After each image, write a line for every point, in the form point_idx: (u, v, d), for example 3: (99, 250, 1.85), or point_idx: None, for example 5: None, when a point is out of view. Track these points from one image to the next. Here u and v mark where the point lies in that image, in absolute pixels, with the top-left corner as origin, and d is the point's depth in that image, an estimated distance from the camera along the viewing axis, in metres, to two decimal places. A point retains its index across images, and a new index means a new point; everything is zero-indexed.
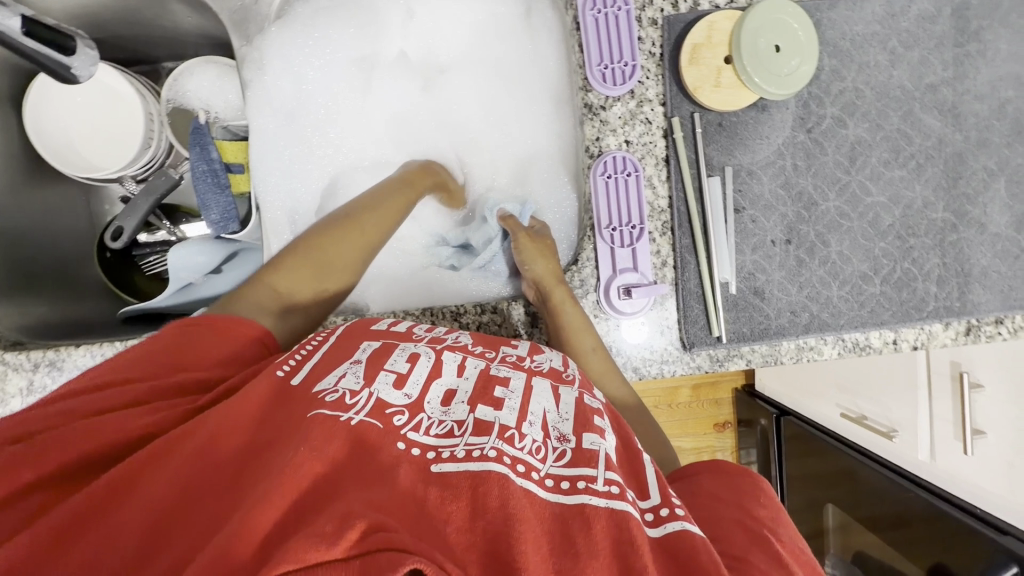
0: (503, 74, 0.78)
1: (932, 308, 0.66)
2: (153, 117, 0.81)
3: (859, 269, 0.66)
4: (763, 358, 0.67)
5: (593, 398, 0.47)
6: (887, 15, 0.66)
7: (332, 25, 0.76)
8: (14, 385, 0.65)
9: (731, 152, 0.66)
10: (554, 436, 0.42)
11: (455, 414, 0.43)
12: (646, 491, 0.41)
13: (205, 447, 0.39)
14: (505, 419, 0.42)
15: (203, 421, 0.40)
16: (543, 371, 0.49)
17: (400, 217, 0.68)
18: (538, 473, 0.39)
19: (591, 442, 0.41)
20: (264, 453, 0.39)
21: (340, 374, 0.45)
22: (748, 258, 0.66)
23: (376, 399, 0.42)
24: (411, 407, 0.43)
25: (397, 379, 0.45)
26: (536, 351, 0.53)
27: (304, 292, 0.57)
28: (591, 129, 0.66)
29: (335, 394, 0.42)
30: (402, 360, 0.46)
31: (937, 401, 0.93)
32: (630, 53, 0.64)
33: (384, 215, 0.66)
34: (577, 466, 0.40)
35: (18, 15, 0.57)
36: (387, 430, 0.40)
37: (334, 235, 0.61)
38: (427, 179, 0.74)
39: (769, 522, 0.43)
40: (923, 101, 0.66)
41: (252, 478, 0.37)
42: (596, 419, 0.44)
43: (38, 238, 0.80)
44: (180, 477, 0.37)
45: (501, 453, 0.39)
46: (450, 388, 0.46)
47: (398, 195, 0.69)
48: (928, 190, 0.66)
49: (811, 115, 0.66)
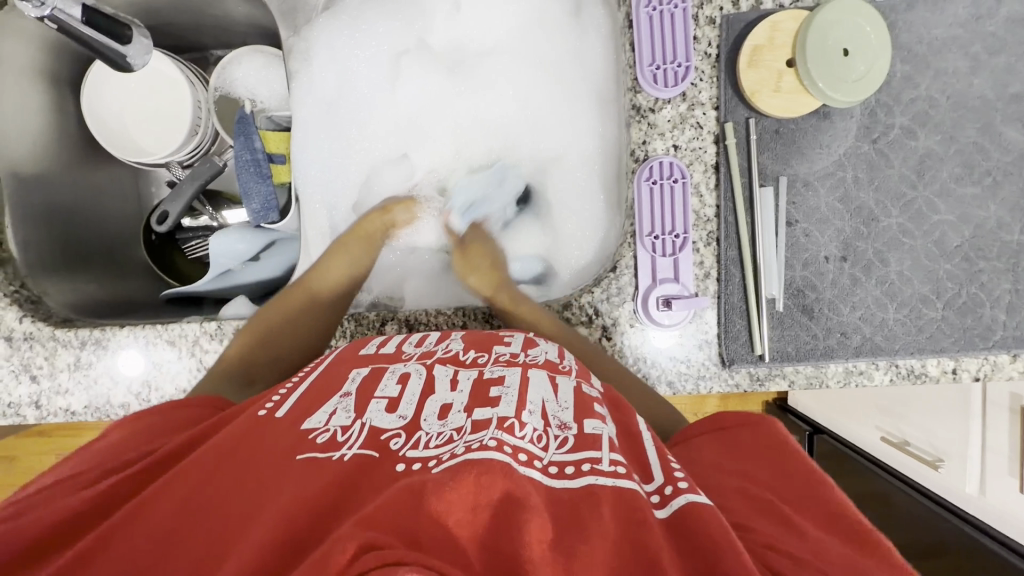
0: (547, 70, 0.76)
1: (999, 337, 0.61)
2: (201, 104, 0.83)
3: (918, 291, 0.62)
4: (806, 379, 0.63)
5: (591, 386, 0.47)
6: (971, 17, 0.60)
7: (378, 17, 0.76)
8: (63, 360, 0.68)
9: (787, 160, 0.62)
10: (554, 424, 0.42)
11: (453, 423, 0.42)
12: (651, 474, 0.39)
13: (187, 497, 0.37)
14: (503, 413, 0.41)
15: (186, 471, 0.39)
16: (538, 363, 0.49)
17: (355, 262, 0.69)
18: (541, 462, 0.38)
19: (592, 428, 0.41)
20: (248, 495, 0.37)
21: (331, 411, 0.44)
22: (797, 274, 0.62)
23: (369, 428, 0.42)
24: (408, 427, 0.42)
25: (389, 404, 0.45)
26: (529, 345, 0.52)
27: (260, 356, 0.59)
28: (638, 132, 0.63)
29: (326, 434, 0.42)
30: (393, 383, 0.47)
31: (992, 433, 0.88)
32: (684, 53, 0.61)
33: (331, 265, 0.68)
34: (581, 450, 0.39)
35: (79, 3, 0.57)
36: (382, 457, 0.39)
37: (287, 303, 0.64)
38: (378, 219, 0.74)
39: (778, 485, 0.40)
40: (1006, 113, 0.61)
41: (235, 528, 0.35)
42: (596, 406, 0.44)
43: (91, 218, 0.83)
44: (158, 533, 0.35)
45: (501, 442, 0.37)
46: (446, 402, 0.45)
47: (354, 241, 0.71)
48: (1003, 209, 0.61)
49: (878, 125, 0.62)
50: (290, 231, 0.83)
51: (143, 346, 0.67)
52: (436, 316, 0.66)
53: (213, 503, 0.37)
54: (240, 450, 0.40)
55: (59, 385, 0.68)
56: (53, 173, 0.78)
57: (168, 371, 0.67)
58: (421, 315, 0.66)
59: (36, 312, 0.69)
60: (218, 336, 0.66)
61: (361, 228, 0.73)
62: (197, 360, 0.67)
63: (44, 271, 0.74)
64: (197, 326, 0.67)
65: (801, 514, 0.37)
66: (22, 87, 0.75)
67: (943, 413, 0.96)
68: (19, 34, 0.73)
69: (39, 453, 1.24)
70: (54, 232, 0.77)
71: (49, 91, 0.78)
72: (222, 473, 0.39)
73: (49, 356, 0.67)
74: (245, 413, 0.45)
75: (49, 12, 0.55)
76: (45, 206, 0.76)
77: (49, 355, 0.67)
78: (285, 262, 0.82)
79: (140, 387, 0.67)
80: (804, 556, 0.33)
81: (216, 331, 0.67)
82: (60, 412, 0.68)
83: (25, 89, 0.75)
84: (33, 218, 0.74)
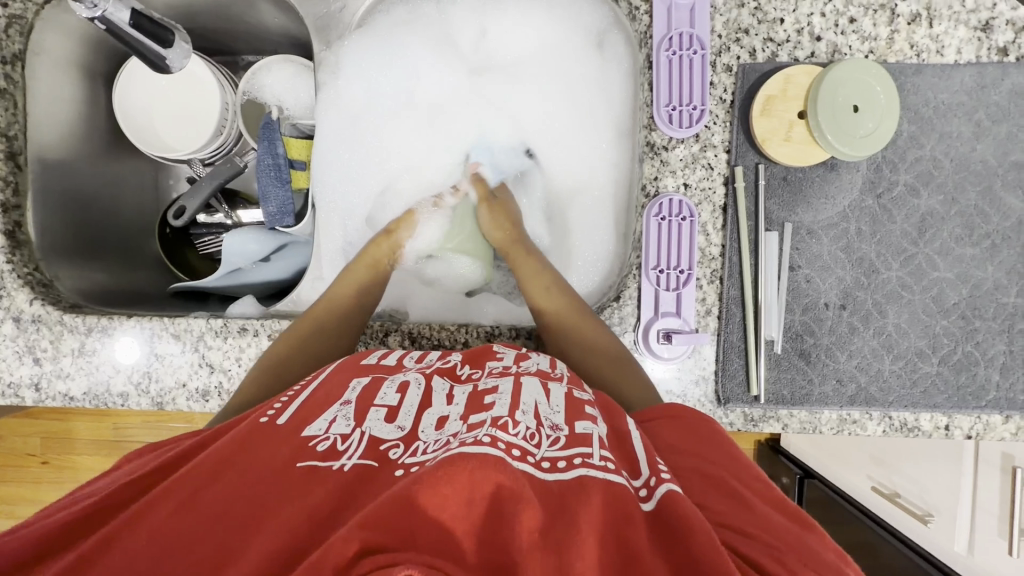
0: (564, 96, 0.78)
1: (993, 397, 0.62)
2: (229, 106, 0.85)
3: (915, 345, 0.63)
4: (801, 424, 0.64)
5: (583, 391, 0.48)
6: (977, 85, 0.63)
7: (407, 37, 0.78)
8: (67, 345, 0.68)
9: (793, 208, 0.64)
10: (547, 424, 0.42)
11: (451, 429, 0.43)
12: (637, 467, 0.40)
13: (188, 501, 0.38)
14: (497, 413, 0.42)
15: (188, 473, 0.40)
16: (531, 372, 0.50)
17: (364, 288, 0.70)
18: (534, 457, 0.38)
19: (584, 427, 0.42)
20: (249, 502, 0.38)
21: (331, 419, 0.46)
22: (797, 318, 0.63)
23: (368, 438, 0.44)
24: (406, 438, 0.44)
25: (388, 414, 0.46)
26: (522, 359, 0.53)
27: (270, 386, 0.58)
28: (650, 168, 0.65)
29: (326, 442, 0.43)
30: (393, 391, 0.49)
31: (983, 493, 0.88)
32: (700, 97, 0.64)
33: (340, 290, 0.69)
34: (573, 446, 0.40)
35: (127, 8, 0.60)
36: (381, 466, 0.41)
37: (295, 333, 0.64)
38: (386, 246, 0.75)
39: (726, 463, 0.42)
40: (1007, 179, 0.63)
41: (238, 534, 0.37)
42: (587, 409, 0.45)
43: (109, 207, 0.85)
44: (161, 535, 0.36)
45: (495, 438, 0.37)
46: (442, 414, 0.46)
47: (360, 267, 0.71)
48: (1001, 272, 0.63)
49: (883, 180, 0.63)
50: (302, 236, 0.85)
51: (148, 338, 0.68)
52: (439, 331, 0.67)
53: (214, 508, 0.38)
54: (238, 453, 0.41)
55: (60, 369, 0.68)
56: (79, 161, 0.80)
57: (170, 364, 0.68)
58: (425, 329, 0.67)
59: (47, 296, 0.70)
60: (223, 334, 0.67)
61: (370, 256, 0.73)
62: (199, 356, 0.68)
63: (55, 254, 0.75)
64: (203, 322, 0.68)
65: (745, 487, 0.39)
66: (60, 76, 0.77)
67: (934, 465, 0.96)
68: (64, 27, 0.75)
69: (25, 435, 1.23)
70: (69, 218, 0.78)
71: (84, 83, 0.81)
72: (223, 476, 0.40)
73: (54, 341, 0.68)
74: (247, 420, 0.45)
75: (99, 14, 0.59)
76: (65, 192, 0.78)
77: (54, 339, 0.68)
78: (293, 265, 0.84)
79: (140, 376, 0.68)
80: (751, 529, 0.35)
81: (221, 329, 0.68)
82: (58, 396, 0.69)
83: (62, 78, 0.77)
84: (52, 204, 0.76)
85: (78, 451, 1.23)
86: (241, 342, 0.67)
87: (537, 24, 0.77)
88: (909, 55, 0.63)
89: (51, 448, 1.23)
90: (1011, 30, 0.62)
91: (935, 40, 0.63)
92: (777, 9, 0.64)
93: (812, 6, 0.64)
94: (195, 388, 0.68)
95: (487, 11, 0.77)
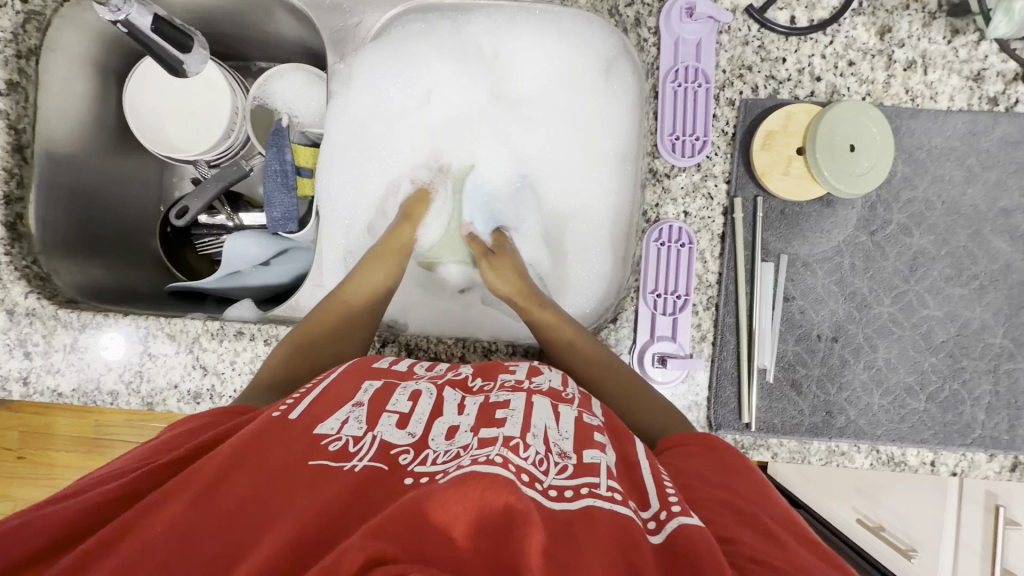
0: (571, 117, 0.80)
1: (977, 435, 0.63)
2: (239, 111, 0.85)
3: (904, 380, 0.64)
4: (790, 454, 0.64)
5: (592, 415, 0.49)
6: (968, 132, 0.65)
7: (419, 53, 0.79)
8: (60, 340, 0.68)
9: (789, 240, 0.65)
10: (555, 451, 0.43)
11: (460, 441, 0.43)
12: (647, 500, 0.40)
13: (203, 492, 0.38)
14: (508, 432, 0.42)
15: (199, 468, 0.40)
16: (542, 391, 0.50)
17: (388, 275, 0.71)
18: (542, 484, 0.39)
19: (592, 456, 0.42)
20: (262, 505, 0.38)
21: (343, 419, 0.46)
22: (789, 348, 0.64)
23: (379, 442, 0.44)
24: (415, 446, 0.44)
25: (399, 419, 0.47)
26: (534, 373, 0.53)
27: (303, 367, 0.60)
28: (652, 195, 0.67)
29: (338, 443, 0.43)
30: (404, 399, 0.49)
31: (965, 531, 0.90)
32: (703, 128, 0.65)
33: (368, 275, 0.70)
34: (581, 476, 0.40)
35: (151, 14, 0.63)
36: (391, 470, 0.41)
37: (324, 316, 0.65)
38: (408, 232, 0.76)
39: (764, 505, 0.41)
40: (995, 224, 0.65)
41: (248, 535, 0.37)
42: (596, 436, 0.45)
43: (111, 203, 0.85)
44: (175, 524, 0.36)
45: (507, 460, 0.38)
46: (452, 424, 0.47)
47: (386, 252, 0.73)
48: (988, 312, 0.64)
49: (876, 218, 0.65)
50: (304, 242, 0.85)
51: (143, 337, 0.68)
52: (437, 343, 0.67)
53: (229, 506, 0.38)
54: (254, 447, 0.42)
55: (51, 363, 0.68)
56: (85, 157, 0.81)
57: (163, 364, 0.67)
58: (422, 341, 0.67)
59: (43, 289, 0.70)
60: (219, 336, 0.67)
61: (391, 240, 0.75)
62: (194, 358, 0.67)
63: (55, 250, 0.75)
64: (200, 323, 0.67)
65: (779, 528, 0.39)
66: (72, 73, 0.77)
67: (916, 499, 0.97)
68: (81, 25, 0.76)
69: (3, 427, 1.21)
70: (73, 212, 0.78)
71: (96, 80, 0.82)
72: (238, 472, 0.40)
73: (47, 335, 0.68)
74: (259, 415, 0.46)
75: (123, 17, 0.61)
76: (71, 187, 0.78)
77: (46, 333, 0.67)
78: (295, 269, 0.85)
79: (132, 375, 0.68)
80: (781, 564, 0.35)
81: (218, 331, 0.67)
82: (46, 392, 0.68)
83: (75, 74, 0.78)
84: (56, 198, 0.76)
85: (57, 447, 1.20)
86: (237, 345, 0.67)
87: (547, 47, 0.78)
88: (905, 99, 0.66)
89: (28, 443, 1.21)
90: (1001, 81, 0.65)
91: (929, 86, 0.65)
92: (779, 48, 0.66)
93: (813, 48, 0.66)
94: (187, 390, 0.67)
95: (498, 33, 0.78)
